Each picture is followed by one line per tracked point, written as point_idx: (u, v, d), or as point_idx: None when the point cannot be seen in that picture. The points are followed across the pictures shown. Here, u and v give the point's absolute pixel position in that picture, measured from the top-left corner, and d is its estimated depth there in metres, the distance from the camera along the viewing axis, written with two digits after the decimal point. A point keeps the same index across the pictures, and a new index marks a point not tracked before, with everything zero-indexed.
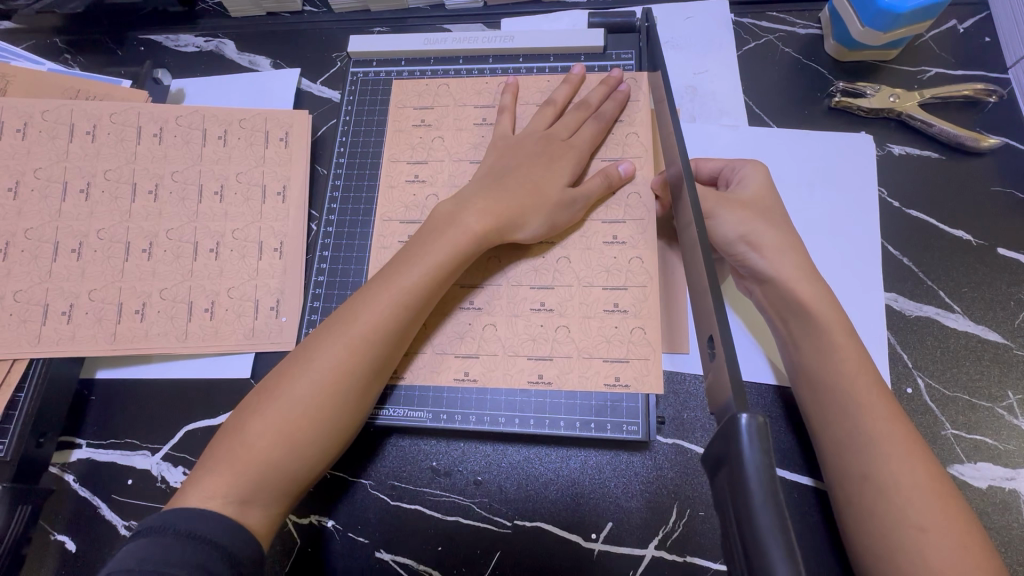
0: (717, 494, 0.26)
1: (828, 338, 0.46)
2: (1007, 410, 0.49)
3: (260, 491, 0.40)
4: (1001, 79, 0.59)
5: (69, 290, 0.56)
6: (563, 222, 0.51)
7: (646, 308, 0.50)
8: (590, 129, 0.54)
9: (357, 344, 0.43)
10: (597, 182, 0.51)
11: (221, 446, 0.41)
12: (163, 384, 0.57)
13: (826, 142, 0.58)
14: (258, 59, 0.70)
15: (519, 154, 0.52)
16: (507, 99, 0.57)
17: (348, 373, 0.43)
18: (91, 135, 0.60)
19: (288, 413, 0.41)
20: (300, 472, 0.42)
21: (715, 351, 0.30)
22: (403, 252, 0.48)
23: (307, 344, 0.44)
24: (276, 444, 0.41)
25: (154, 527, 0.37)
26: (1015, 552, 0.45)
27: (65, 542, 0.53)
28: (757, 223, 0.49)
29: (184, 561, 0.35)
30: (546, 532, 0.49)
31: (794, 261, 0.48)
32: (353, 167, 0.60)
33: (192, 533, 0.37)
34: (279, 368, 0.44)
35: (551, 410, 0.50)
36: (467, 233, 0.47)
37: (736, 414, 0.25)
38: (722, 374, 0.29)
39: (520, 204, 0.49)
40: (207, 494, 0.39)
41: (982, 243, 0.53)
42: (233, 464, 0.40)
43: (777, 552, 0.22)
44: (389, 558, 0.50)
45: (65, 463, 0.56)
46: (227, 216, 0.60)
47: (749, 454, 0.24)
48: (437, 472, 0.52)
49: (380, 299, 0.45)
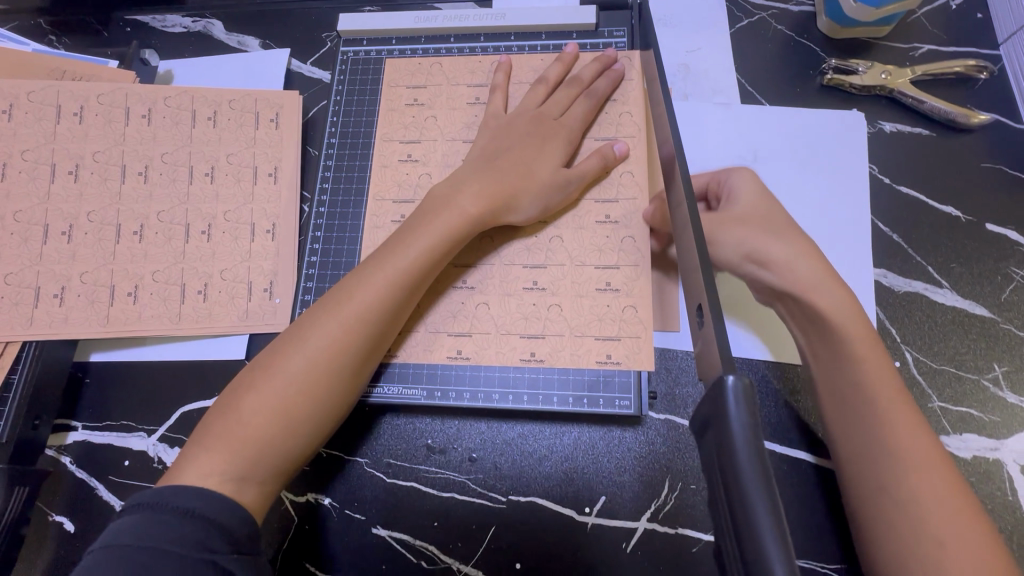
0: (704, 455, 0.27)
1: (845, 348, 0.46)
2: (992, 382, 0.49)
3: (259, 469, 0.40)
4: (992, 55, 0.60)
5: (61, 273, 0.56)
6: (558, 203, 0.51)
7: (638, 283, 0.50)
8: (581, 108, 0.54)
9: (354, 323, 0.43)
10: (593, 162, 0.51)
11: (215, 424, 0.41)
12: (158, 366, 0.58)
13: (818, 119, 0.58)
14: (247, 40, 0.69)
15: (512, 134, 0.52)
16: (499, 78, 0.57)
17: (346, 352, 0.43)
18: (78, 116, 0.60)
19: (284, 390, 0.41)
20: (298, 449, 0.42)
21: (704, 320, 0.31)
22: (398, 232, 0.48)
23: (302, 323, 0.44)
24: (273, 422, 0.41)
25: (151, 503, 0.37)
26: (998, 520, 0.46)
27: (63, 523, 0.53)
28: (764, 236, 0.49)
29: (184, 539, 0.35)
30: (541, 506, 0.50)
31: (808, 269, 0.48)
32: (344, 147, 0.60)
33: (190, 510, 0.37)
34: (273, 346, 0.44)
35: (544, 386, 0.50)
36: (462, 214, 0.47)
37: (723, 376, 0.26)
38: (711, 344, 0.29)
39: (514, 185, 0.49)
40: (205, 473, 0.39)
41: (970, 219, 0.54)
42: (229, 442, 0.40)
43: (761, 505, 0.23)
44: (385, 534, 0.50)
45: (61, 445, 0.56)
46: (218, 197, 0.59)
47: (735, 414, 0.25)
48: (432, 450, 0.52)
49: (375, 277, 0.45)
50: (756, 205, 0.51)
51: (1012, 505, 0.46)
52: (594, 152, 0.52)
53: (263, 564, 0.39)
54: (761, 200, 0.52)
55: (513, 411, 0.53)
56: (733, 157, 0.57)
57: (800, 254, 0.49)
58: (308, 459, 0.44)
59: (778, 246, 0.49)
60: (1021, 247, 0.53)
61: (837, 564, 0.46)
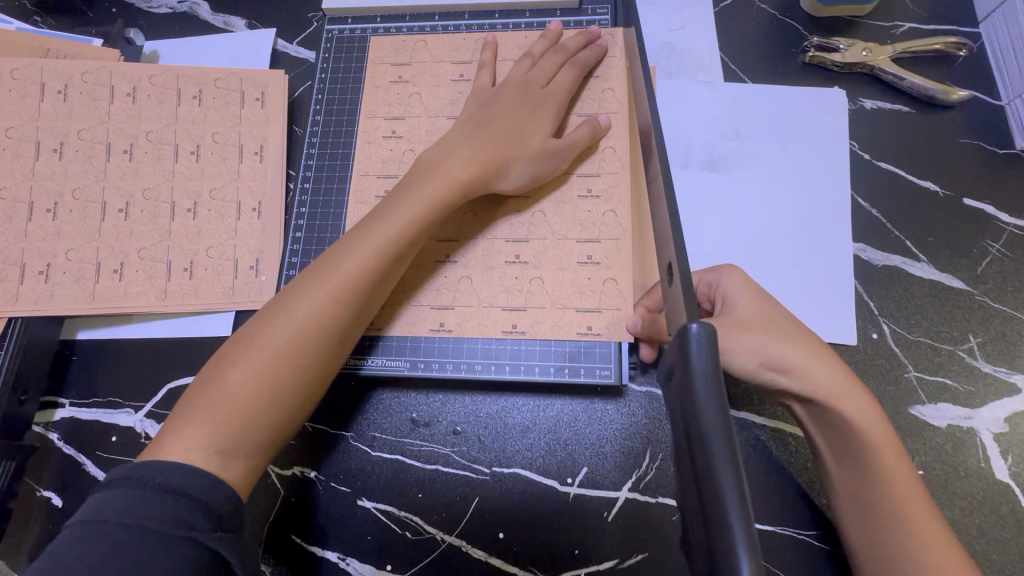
0: (671, 400, 0.28)
1: (868, 463, 0.42)
2: (968, 353, 0.50)
3: (244, 440, 0.39)
4: (972, 33, 0.60)
5: (46, 250, 0.56)
6: (547, 172, 0.51)
7: (619, 256, 0.51)
8: (567, 76, 0.54)
9: (342, 290, 0.43)
10: (583, 131, 0.52)
11: (197, 399, 0.40)
12: (144, 344, 0.58)
13: (800, 95, 0.58)
14: (233, 20, 0.69)
15: (499, 102, 0.52)
16: (487, 55, 0.57)
17: (332, 319, 0.43)
18: (63, 94, 0.60)
19: (271, 360, 0.41)
20: (285, 419, 0.41)
21: (674, 279, 0.32)
22: (384, 201, 0.47)
23: (286, 292, 0.43)
24: (259, 392, 0.40)
25: (130, 477, 0.36)
26: (970, 486, 0.47)
27: (51, 498, 0.54)
28: (776, 342, 0.42)
29: (164, 516, 0.34)
30: (524, 478, 0.51)
31: (827, 371, 0.42)
32: (329, 125, 0.60)
33: (171, 487, 0.36)
34: (256, 317, 0.43)
35: (526, 357, 0.51)
36: (452, 178, 0.47)
37: (688, 324, 0.27)
38: (680, 301, 0.31)
39: (504, 153, 0.49)
40: (188, 447, 0.38)
41: (948, 194, 0.55)
42: (215, 414, 0.39)
43: (717, 441, 0.24)
44: (371, 506, 0.51)
45: (48, 422, 0.56)
46: (204, 175, 0.60)
47: (697, 358, 0.26)
48: (417, 423, 0.53)
49: (362, 245, 0.44)
50: (762, 308, 0.44)
51: (984, 472, 0.47)
52: (584, 122, 0.53)
53: (246, 543, 0.38)
54: (760, 297, 0.45)
55: (497, 384, 0.54)
56: (716, 133, 0.58)
57: (813, 357, 0.42)
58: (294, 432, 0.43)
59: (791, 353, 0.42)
60: (997, 221, 0.54)
61: (814, 531, 0.47)
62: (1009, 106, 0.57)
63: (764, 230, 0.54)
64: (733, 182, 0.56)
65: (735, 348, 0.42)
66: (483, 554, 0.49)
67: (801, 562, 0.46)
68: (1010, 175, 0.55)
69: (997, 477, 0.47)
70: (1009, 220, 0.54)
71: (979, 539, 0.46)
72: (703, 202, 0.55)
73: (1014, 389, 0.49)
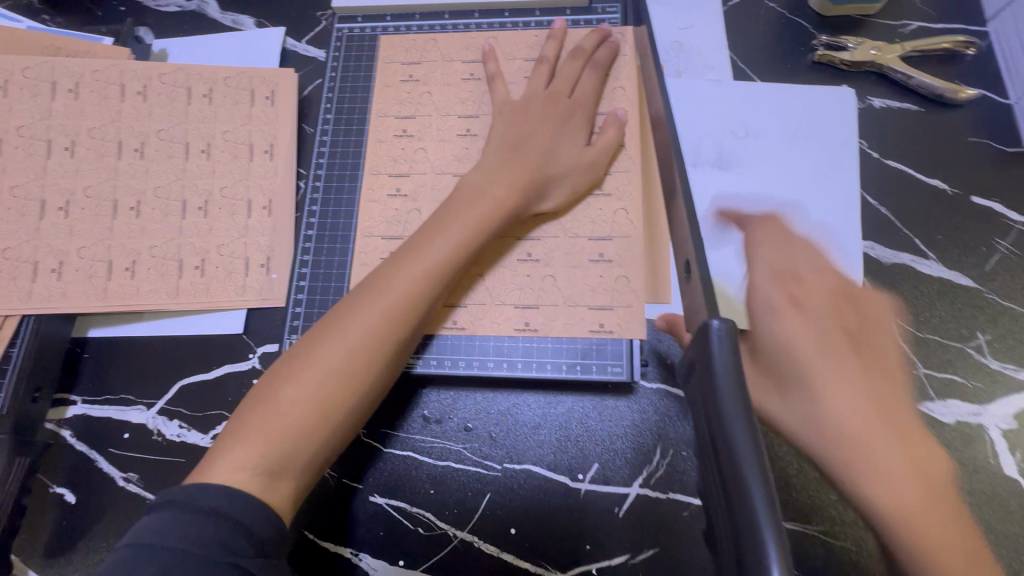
0: (692, 397, 0.29)
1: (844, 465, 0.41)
2: (976, 350, 0.51)
3: (289, 461, 0.40)
4: (981, 31, 0.60)
5: (58, 247, 0.56)
6: (584, 185, 0.52)
7: (630, 253, 0.52)
8: (589, 79, 0.55)
9: (391, 312, 0.44)
10: (611, 134, 0.53)
11: (252, 414, 0.41)
12: (155, 341, 0.58)
13: (812, 95, 0.59)
14: (242, 18, 0.69)
15: (529, 117, 0.53)
16: (492, 68, 0.57)
17: (382, 342, 0.44)
18: (74, 93, 0.60)
19: (324, 379, 0.42)
20: (330, 441, 0.42)
21: (692, 274, 0.33)
22: (430, 223, 0.48)
23: (337, 313, 0.45)
24: (311, 411, 0.41)
25: (175, 500, 0.37)
26: (978, 482, 0.47)
27: (64, 495, 0.54)
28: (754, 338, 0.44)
29: (207, 540, 0.35)
30: (535, 474, 0.51)
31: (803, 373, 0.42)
32: (339, 124, 0.60)
33: (214, 509, 0.37)
34: (308, 337, 0.44)
35: (538, 354, 0.51)
36: (493, 203, 0.48)
37: (709, 321, 0.28)
38: (697, 295, 0.32)
39: (546, 176, 0.50)
40: (236, 466, 0.39)
41: (956, 192, 0.55)
42: (267, 433, 0.40)
43: (740, 430, 0.24)
44: (383, 502, 0.51)
45: (61, 418, 0.56)
46: (215, 173, 0.60)
47: (718, 352, 0.27)
48: (429, 420, 0.53)
49: (409, 268, 0.45)
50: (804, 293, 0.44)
51: (992, 469, 0.48)
52: (609, 120, 0.54)
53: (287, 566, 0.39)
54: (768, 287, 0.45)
55: (507, 381, 0.54)
56: (726, 133, 0.58)
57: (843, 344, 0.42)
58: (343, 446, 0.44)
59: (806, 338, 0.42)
60: (1005, 219, 0.54)
61: (822, 526, 0.48)
62: (1018, 104, 0.57)
63: None
64: (742, 183, 0.56)
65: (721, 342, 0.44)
66: (495, 549, 0.50)
67: (810, 557, 0.47)
68: (1019, 173, 0.55)
69: (1005, 473, 0.47)
70: (1017, 219, 0.54)
71: (987, 535, 0.46)
72: (713, 200, 0.56)
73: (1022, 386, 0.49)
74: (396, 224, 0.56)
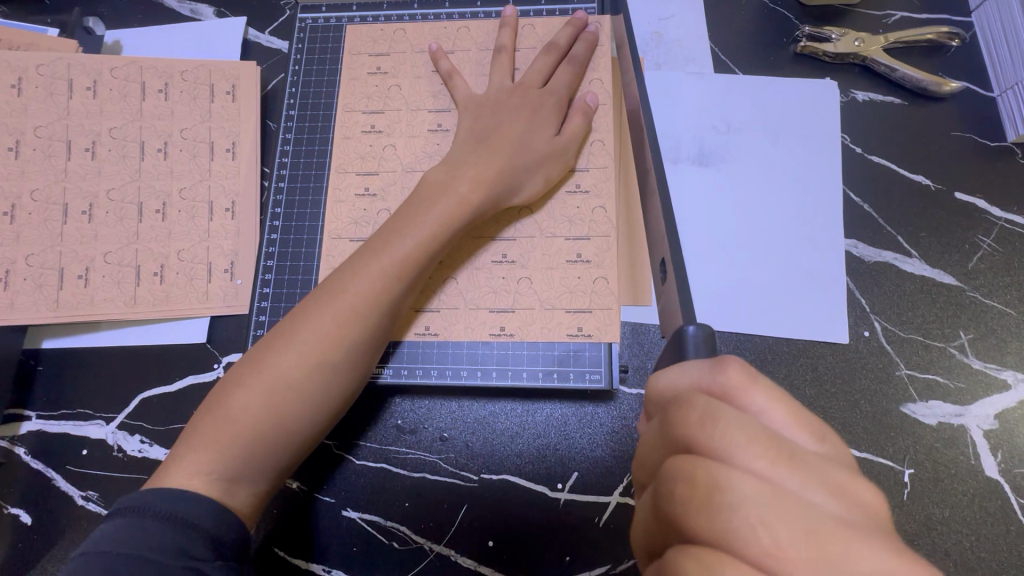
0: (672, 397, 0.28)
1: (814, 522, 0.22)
2: (958, 350, 0.50)
3: (247, 469, 0.39)
4: (965, 22, 0.59)
5: (5, 255, 0.53)
6: (557, 176, 0.50)
7: (609, 253, 0.50)
8: (564, 72, 0.52)
9: (350, 316, 0.42)
10: (579, 121, 0.51)
11: (204, 421, 0.39)
12: (113, 352, 0.55)
13: (793, 88, 0.57)
14: (200, 7, 0.65)
15: (501, 110, 0.50)
16: (445, 65, 0.55)
17: (340, 347, 0.41)
18: (17, 89, 0.56)
19: (279, 387, 0.39)
20: (290, 449, 0.40)
21: (667, 275, 0.35)
22: (393, 223, 0.46)
23: (293, 316, 0.42)
24: (264, 419, 0.39)
25: (132, 507, 0.36)
26: (959, 483, 0.47)
27: (19, 516, 0.51)
28: (763, 414, 0.26)
29: (164, 545, 0.34)
30: (514, 485, 0.50)
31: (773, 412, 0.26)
32: (304, 121, 0.58)
33: (168, 514, 0.35)
34: (265, 340, 0.42)
35: (514, 362, 0.49)
36: (461, 201, 0.46)
37: (686, 326, 0.31)
38: (673, 296, 0.34)
39: (518, 169, 0.48)
40: (190, 472, 0.37)
41: (939, 188, 0.54)
42: (217, 440, 0.38)
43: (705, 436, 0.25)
44: (356, 516, 0.49)
45: (14, 435, 0.53)
46: (172, 173, 0.57)
47: (693, 355, 0.30)
48: (403, 430, 0.51)
49: (368, 268, 0.43)
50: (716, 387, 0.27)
51: (974, 469, 0.47)
52: (578, 107, 0.51)
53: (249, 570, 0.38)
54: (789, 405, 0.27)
55: (484, 390, 0.52)
56: (706, 127, 0.56)
57: (802, 417, 0.26)
58: (303, 456, 0.42)
59: (762, 432, 0.25)
60: (988, 216, 0.53)
61: None
62: (1001, 98, 0.56)
63: (756, 232, 0.53)
64: (723, 180, 0.54)
65: (770, 406, 0.26)
66: (472, 562, 0.48)
67: None
68: (1002, 168, 0.54)
69: (986, 473, 0.47)
70: (1000, 215, 0.53)
71: (967, 535, 0.46)
72: (692, 197, 0.54)
73: (1005, 386, 0.49)
74: (365, 225, 0.53)
